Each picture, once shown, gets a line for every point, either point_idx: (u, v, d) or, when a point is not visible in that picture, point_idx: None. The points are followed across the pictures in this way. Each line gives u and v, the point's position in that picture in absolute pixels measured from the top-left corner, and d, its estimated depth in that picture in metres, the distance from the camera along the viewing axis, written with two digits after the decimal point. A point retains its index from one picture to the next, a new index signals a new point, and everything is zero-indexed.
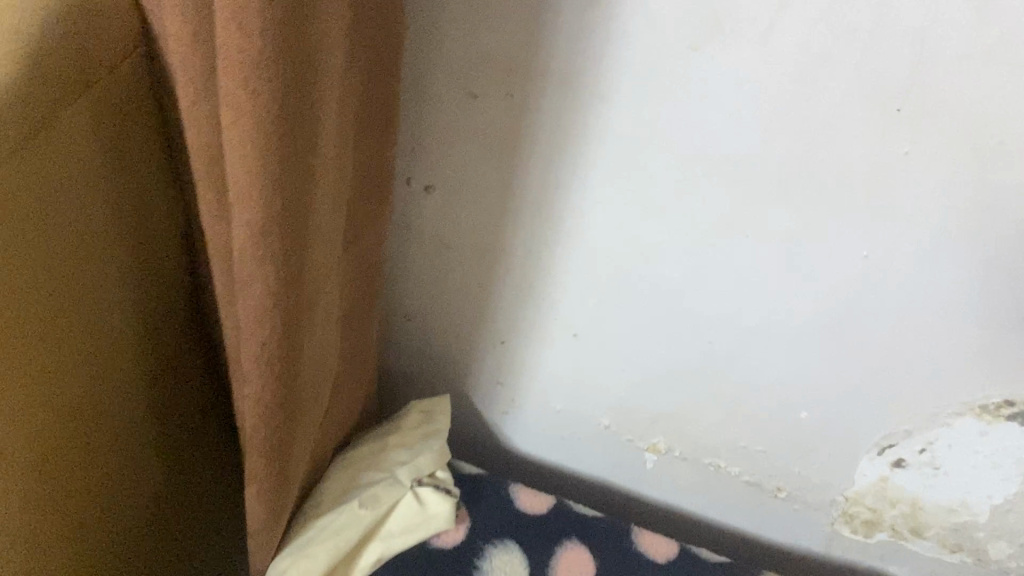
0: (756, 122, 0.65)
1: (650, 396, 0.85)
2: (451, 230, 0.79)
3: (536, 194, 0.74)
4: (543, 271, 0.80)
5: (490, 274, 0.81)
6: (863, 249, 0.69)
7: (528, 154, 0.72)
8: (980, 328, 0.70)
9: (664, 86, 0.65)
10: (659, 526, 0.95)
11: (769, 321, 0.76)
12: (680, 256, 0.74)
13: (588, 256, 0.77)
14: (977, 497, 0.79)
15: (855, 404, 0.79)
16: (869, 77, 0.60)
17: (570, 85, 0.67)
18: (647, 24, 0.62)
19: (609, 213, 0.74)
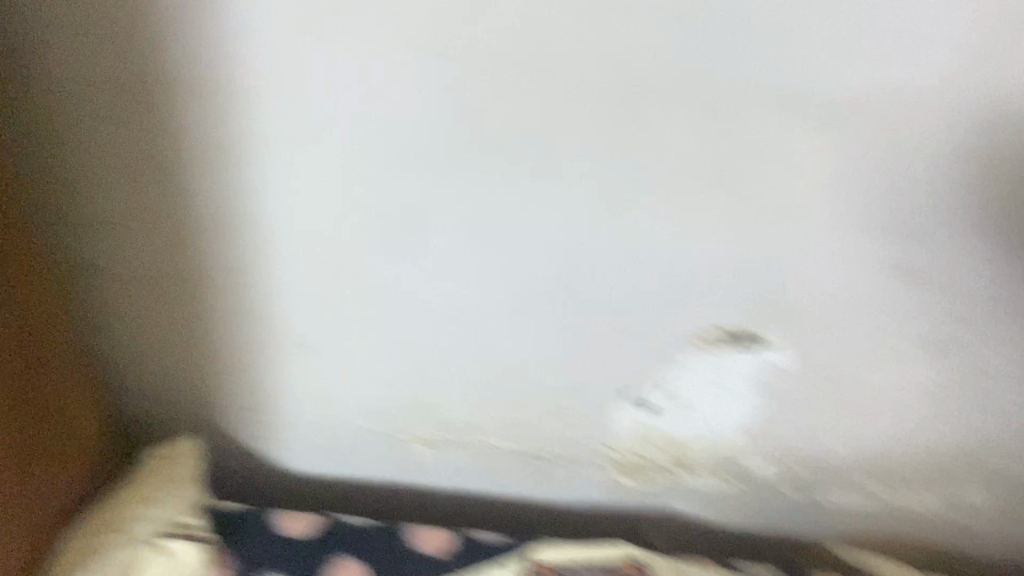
0: (401, 96, 0.63)
1: (404, 392, 0.82)
2: (147, 263, 0.76)
3: (214, 210, 0.71)
4: (251, 288, 0.76)
5: (198, 297, 0.77)
6: (541, 211, 0.68)
7: (191, 169, 0.69)
8: (672, 265, 0.70)
9: (299, 78, 0.63)
10: (452, 519, 0.92)
11: (483, 294, 0.74)
12: (377, 250, 0.72)
13: (288, 265, 0.74)
14: (726, 421, 0.80)
15: (591, 359, 0.78)
16: (488, 34, 0.60)
17: (208, 88, 0.65)
18: (270, 16, 0.61)
19: (292, 213, 0.71)
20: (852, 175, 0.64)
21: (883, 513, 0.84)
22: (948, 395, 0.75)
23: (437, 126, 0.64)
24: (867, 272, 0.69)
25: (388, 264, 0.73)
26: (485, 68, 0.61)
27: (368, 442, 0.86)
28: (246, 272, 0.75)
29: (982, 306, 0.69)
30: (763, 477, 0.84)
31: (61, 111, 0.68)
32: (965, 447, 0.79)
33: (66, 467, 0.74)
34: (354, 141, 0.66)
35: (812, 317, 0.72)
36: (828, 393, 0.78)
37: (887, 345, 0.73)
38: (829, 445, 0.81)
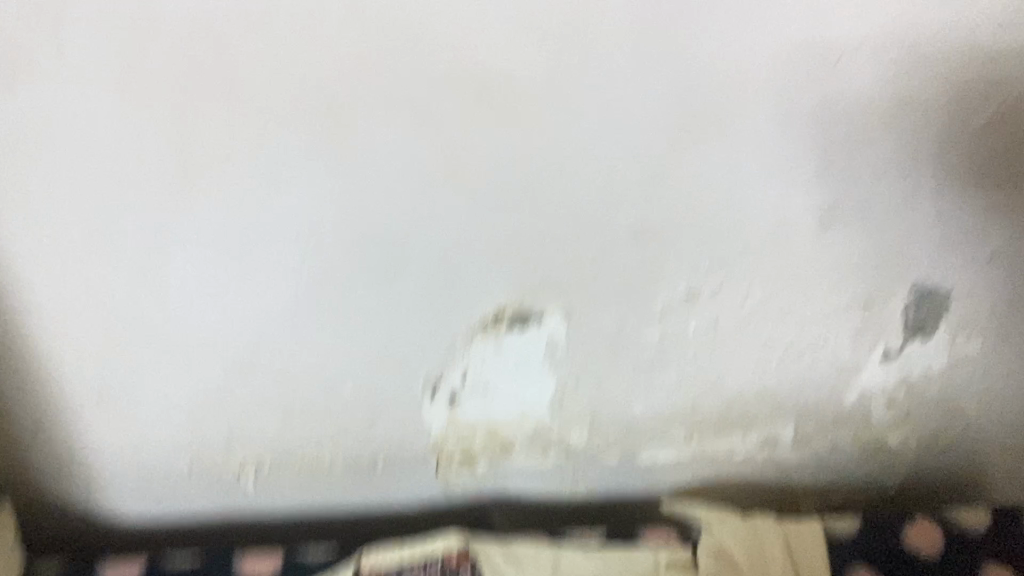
0: (105, 138, 0.61)
1: (213, 423, 0.82)
2: None
3: None
4: (28, 350, 0.74)
5: None
6: (292, 229, 0.68)
7: None
8: (433, 261, 0.71)
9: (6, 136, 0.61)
10: (300, 538, 0.93)
11: (260, 317, 0.74)
12: (141, 293, 0.71)
13: (57, 321, 0.72)
14: (532, 401, 0.83)
15: (385, 363, 0.78)
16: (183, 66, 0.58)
17: None
18: None
19: (44, 272, 0.69)
20: (574, 153, 0.65)
21: (698, 466, 0.91)
22: (728, 336, 0.79)
23: (158, 161, 0.62)
24: (619, 237, 0.70)
25: (156, 302, 0.72)
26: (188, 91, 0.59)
27: (196, 479, 0.87)
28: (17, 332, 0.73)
29: (734, 252, 0.72)
30: (581, 446, 0.88)
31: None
32: (756, 386, 0.84)
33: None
34: (77, 188, 0.63)
35: (582, 286, 0.73)
36: (621, 355, 0.79)
37: (660, 305, 0.75)
38: (634, 405, 0.85)
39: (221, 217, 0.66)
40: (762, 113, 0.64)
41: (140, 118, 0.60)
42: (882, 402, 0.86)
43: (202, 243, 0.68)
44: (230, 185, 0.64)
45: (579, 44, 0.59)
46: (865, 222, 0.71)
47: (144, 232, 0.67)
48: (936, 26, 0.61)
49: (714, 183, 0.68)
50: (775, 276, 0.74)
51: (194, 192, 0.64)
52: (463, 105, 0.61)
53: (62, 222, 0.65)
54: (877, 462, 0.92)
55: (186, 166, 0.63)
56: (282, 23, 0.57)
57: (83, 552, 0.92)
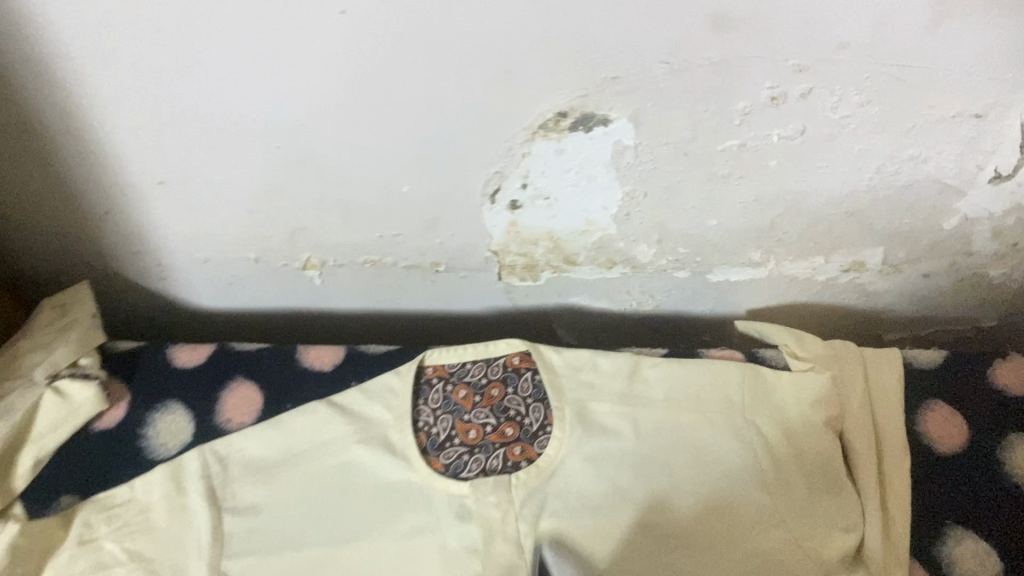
0: None
1: (272, 221, 0.81)
2: None
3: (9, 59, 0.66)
4: (84, 131, 0.72)
5: (39, 149, 0.74)
6: (336, 5, 0.60)
7: None
8: (487, 57, 0.65)
9: None
10: (367, 330, 0.96)
11: (309, 108, 0.69)
12: (190, 72, 0.66)
13: (108, 105, 0.70)
14: (596, 212, 0.79)
15: (441, 167, 0.75)
16: None
17: None
18: None
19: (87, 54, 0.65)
20: None
21: (775, 287, 0.86)
22: (816, 150, 0.71)
23: None
24: (700, 31, 0.62)
25: (199, 93, 0.68)
26: None
27: (259, 275, 0.87)
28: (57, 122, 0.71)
29: (830, 54, 0.63)
30: (648, 261, 0.84)
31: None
32: (844, 207, 0.77)
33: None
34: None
35: (655, 87, 0.67)
36: (695, 165, 0.73)
37: (741, 112, 0.68)
38: (708, 222, 0.79)
39: (256, 2, 0.60)
40: None
41: None
42: (986, 231, 0.78)
43: (238, 33, 0.62)
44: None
45: None
46: (999, 27, 0.60)
47: (177, 19, 0.61)
48: None
49: None
50: (879, 83, 0.65)
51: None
52: None
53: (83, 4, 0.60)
54: (971, 293, 0.86)
55: None
56: None
57: (166, 329, 0.96)
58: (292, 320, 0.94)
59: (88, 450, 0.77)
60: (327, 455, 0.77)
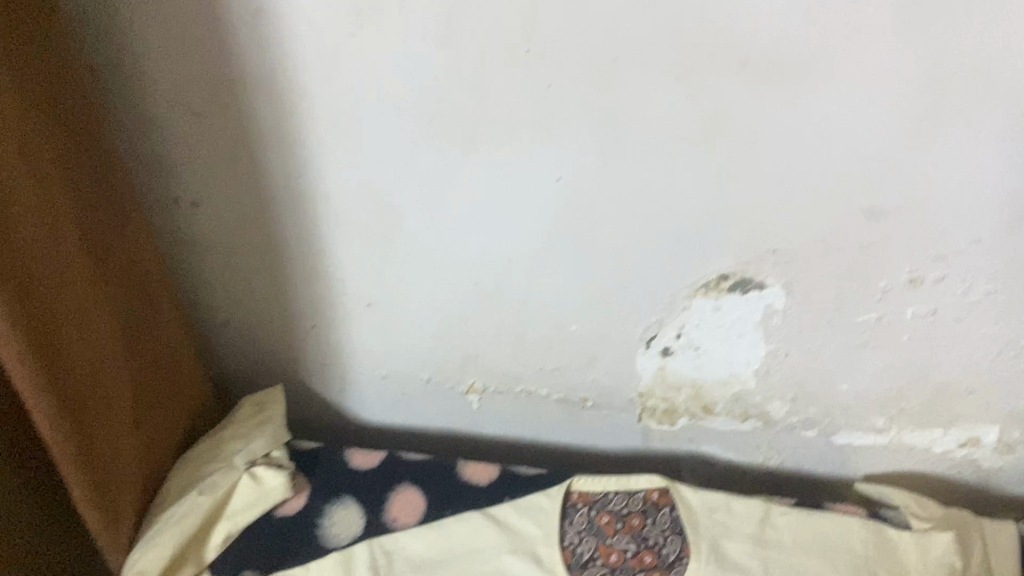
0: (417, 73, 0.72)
1: (452, 344, 0.93)
2: (230, 237, 0.88)
3: (284, 190, 0.83)
4: (320, 254, 0.88)
5: (279, 265, 0.89)
6: (555, 173, 0.78)
7: (260, 151, 0.80)
8: (668, 222, 0.79)
9: (339, 72, 0.73)
10: (507, 461, 1.05)
11: (511, 251, 0.85)
12: (425, 212, 0.82)
13: (347, 234, 0.85)
14: (739, 366, 0.89)
15: (609, 309, 0.87)
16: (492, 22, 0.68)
17: (272, 88, 0.75)
18: (311, 23, 0.70)
19: (348, 188, 0.82)
20: (822, 128, 0.70)
21: (894, 456, 0.94)
22: (945, 330, 0.81)
23: (457, 98, 0.74)
24: (854, 216, 0.75)
25: (426, 228, 0.84)
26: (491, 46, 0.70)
27: (426, 394, 0.99)
28: (302, 241, 0.87)
29: (963, 246, 0.75)
30: (780, 417, 0.93)
31: (141, 91, 0.78)
32: (965, 385, 0.86)
33: (172, 400, 0.88)
34: (382, 116, 0.76)
35: (810, 259, 0.79)
36: (835, 332, 0.84)
37: (881, 289, 0.79)
38: (839, 385, 0.88)
39: (495, 160, 0.78)
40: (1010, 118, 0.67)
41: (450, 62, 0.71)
42: None
43: (474, 182, 0.80)
44: (502, 122, 0.75)
45: (844, 26, 0.63)
46: None
47: (430, 162, 0.78)
48: None
49: (947, 178, 0.71)
50: (1005, 275, 0.76)
51: (475, 129, 0.76)
52: (725, 85, 0.69)
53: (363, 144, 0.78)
54: None
55: (478, 109, 0.74)
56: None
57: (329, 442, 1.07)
58: (443, 442, 1.05)
59: (273, 530, 0.86)
60: (480, 559, 0.85)
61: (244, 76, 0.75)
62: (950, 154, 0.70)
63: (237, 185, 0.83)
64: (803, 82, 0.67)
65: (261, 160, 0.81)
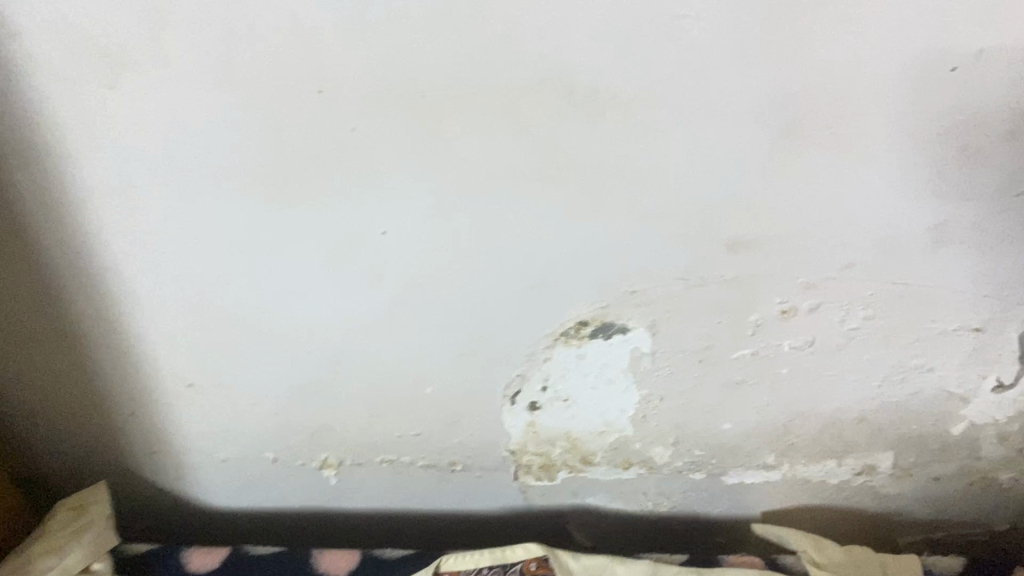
0: (195, 129, 0.61)
1: (295, 421, 0.83)
2: (16, 324, 0.76)
3: (67, 267, 0.71)
4: (125, 334, 0.76)
5: (80, 349, 0.77)
6: (378, 226, 0.67)
7: (29, 227, 0.68)
8: (514, 270, 0.69)
9: (103, 132, 0.62)
10: (378, 533, 0.95)
11: (343, 315, 0.74)
12: (237, 279, 0.72)
13: (152, 309, 0.74)
14: (613, 413, 0.81)
15: (463, 369, 0.77)
16: (272, 67, 0.58)
17: (28, 155, 0.64)
18: (55, 79, 0.59)
19: (143, 259, 0.71)
20: (667, 160, 0.61)
21: (788, 491, 0.87)
22: (827, 360, 0.74)
23: (249, 153, 0.63)
24: (713, 251, 0.67)
25: (241, 298, 0.73)
26: (277, 94, 0.59)
27: (276, 472, 0.88)
28: (102, 321, 0.75)
29: (835, 272, 0.68)
30: (664, 463, 0.85)
31: None
32: (854, 413, 0.79)
33: None
34: (167, 178, 0.65)
35: (672, 300, 0.71)
36: (709, 371, 0.76)
37: (753, 323, 0.72)
38: (722, 424, 0.81)
39: (307, 218, 0.67)
40: (871, 134, 0.59)
41: (231, 114, 0.60)
42: (993, 436, 0.80)
43: (287, 244, 0.69)
44: (310, 176, 0.64)
45: (677, 45, 0.55)
46: (988, 246, 0.65)
47: (232, 224, 0.68)
48: None
49: (810, 204, 0.64)
50: (883, 300, 0.69)
51: (279, 185, 0.65)
52: (553, 117, 0.59)
53: (150, 210, 0.67)
54: (980, 499, 0.86)
55: (275, 164, 0.63)
56: (366, 20, 0.55)
57: (177, 529, 0.95)
58: (304, 520, 0.94)
59: None
60: None
61: None
62: (811, 178, 0.62)
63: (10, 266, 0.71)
64: (638, 110, 0.59)
65: (33, 236, 0.69)
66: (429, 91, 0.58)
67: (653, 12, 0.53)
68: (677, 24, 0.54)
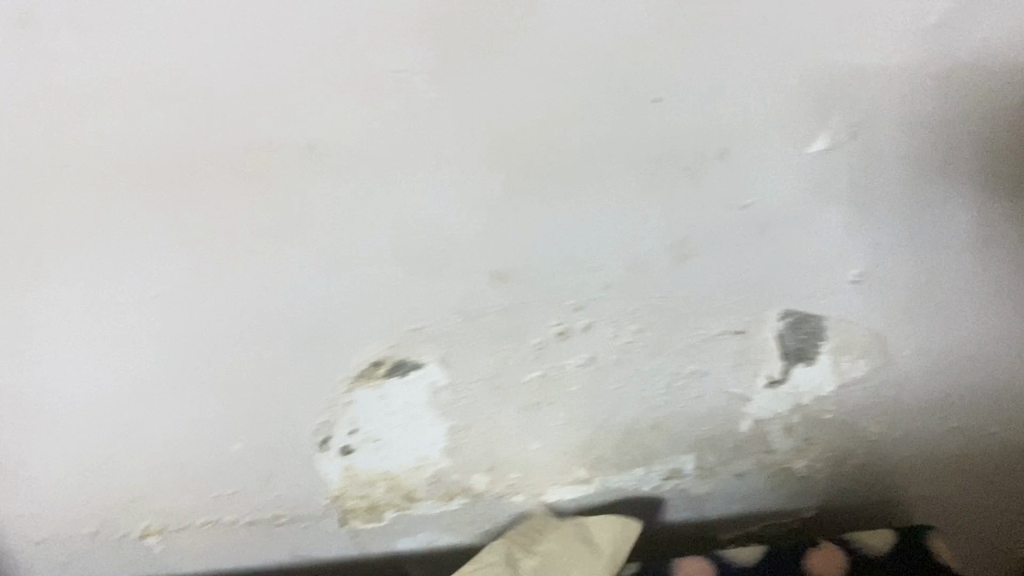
0: None
1: (107, 491, 0.82)
2: None
3: None
4: None
5: None
6: (153, 290, 0.69)
7: None
8: (298, 319, 0.72)
9: None
10: None
11: (138, 381, 0.75)
12: (20, 359, 0.72)
13: None
14: (425, 448, 0.83)
15: (270, 420, 0.79)
16: (16, 147, 0.59)
17: None
18: None
19: None
20: (419, 200, 0.65)
21: (609, 502, 0.91)
22: (612, 374, 0.79)
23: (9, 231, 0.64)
24: (482, 284, 0.71)
25: (25, 379, 0.73)
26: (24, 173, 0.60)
27: (96, 547, 0.87)
28: None
29: (598, 291, 0.73)
30: (484, 490, 0.88)
31: None
32: (649, 421, 0.84)
33: None
34: None
35: (455, 334, 0.75)
36: (508, 399, 0.80)
37: (537, 347, 0.76)
38: (531, 447, 0.84)
39: (81, 291, 0.68)
40: (598, 163, 0.65)
41: None
42: (780, 429, 0.86)
43: (66, 317, 0.69)
44: (71, 247, 0.65)
45: (403, 96, 0.60)
46: (726, 254, 0.72)
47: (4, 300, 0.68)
48: (751, 80, 0.62)
49: (561, 228, 0.69)
50: (648, 313, 0.75)
51: (42, 259, 0.65)
52: (302, 171, 0.63)
53: None
54: (783, 489, 0.93)
55: (36, 242, 0.64)
56: (99, 96, 0.57)
57: None
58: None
59: None
60: None
61: None
62: (553, 207, 0.67)
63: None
64: (381, 156, 0.63)
65: None
66: (173, 156, 0.61)
67: (373, 68, 0.58)
68: (396, 76, 0.59)
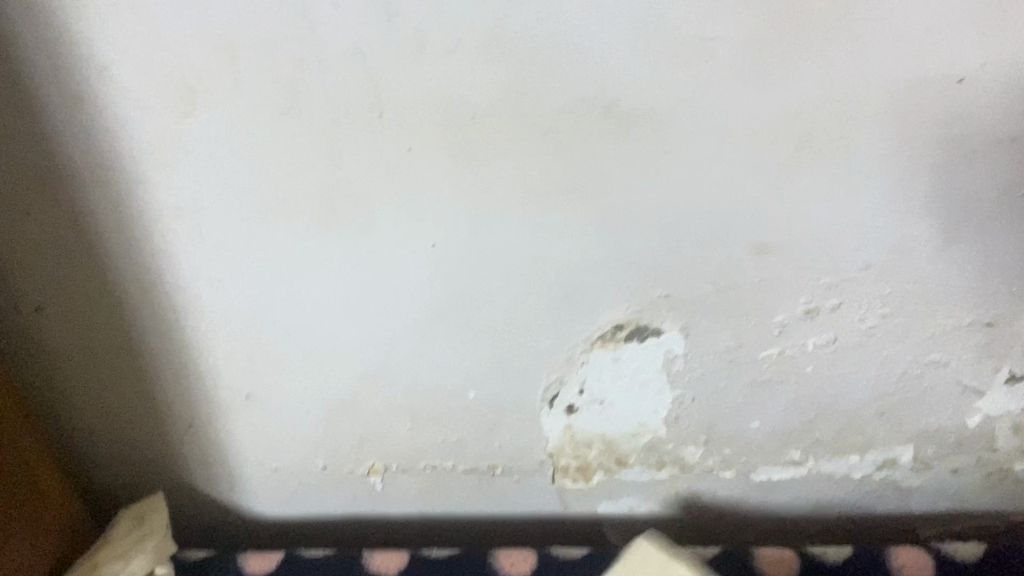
0: (262, 152, 0.67)
1: (344, 428, 0.87)
2: (82, 340, 0.80)
3: (135, 285, 0.76)
4: (187, 349, 0.81)
5: (142, 364, 0.82)
6: (428, 240, 0.72)
7: (102, 247, 0.73)
8: (554, 278, 0.75)
9: (177, 151, 0.67)
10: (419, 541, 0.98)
11: (393, 327, 0.79)
12: (294, 295, 0.77)
13: (212, 325, 0.79)
14: (647, 415, 0.85)
15: (505, 374, 0.82)
16: (339, 94, 0.63)
17: (104, 178, 0.69)
18: (137, 106, 0.64)
19: (207, 276, 0.75)
20: (698, 167, 0.67)
21: (816, 486, 0.91)
22: (848, 356, 0.79)
23: (313, 173, 0.68)
24: (739, 256, 0.72)
25: (293, 313, 0.78)
26: (339, 118, 0.65)
27: (322, 481, 0.92)
28: (163, 337, 0.80)
29: (853, 271, 0.73)
30: (695, 462, 0.89)
31: None
32: (875, 407, 0.83)
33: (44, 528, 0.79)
34: (231, 199, 0.70)
35: (701, 303, 0.76)
36: (739, 372, 0.81)
37: (780, 323, 0.77)
38: (751, 423, 0.85)
39: (363, 235, 0.72)
40: (881, 140, 0.65)
41: (298, 137, 0.66)
42: (1009, 428, 0.84)
43: (343, 258, 0.74)
44: (364, 192, 0.69)
45: (706, 62, 0.61)
46: (993, 242, 0.71)
47: (291, 237, 0.72)
48: None
49: (830, 204, 0.69)
50: (898, 297, 0.75)
51: (336, 201, 0.70)
52: (594, 132, 0.65)
53: (214, 229, 0.72)
54: (997, 489, 0.90)
55: (334, 185, 0.69)
56: (425, 48, 0.61)
57: (223, 540, 0.99)
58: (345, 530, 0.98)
59: None
60: None
61: (76, 171, 0.68)
62: (827, 183, 0.68)
63: (78, 282, 0.76)
64: (671, 122, 0.64)
65: (104, 254, 0.74)
66: (478, 110, 0.64)
67: (684, 33, 0.60)
68: (704, 42, 0.60)
